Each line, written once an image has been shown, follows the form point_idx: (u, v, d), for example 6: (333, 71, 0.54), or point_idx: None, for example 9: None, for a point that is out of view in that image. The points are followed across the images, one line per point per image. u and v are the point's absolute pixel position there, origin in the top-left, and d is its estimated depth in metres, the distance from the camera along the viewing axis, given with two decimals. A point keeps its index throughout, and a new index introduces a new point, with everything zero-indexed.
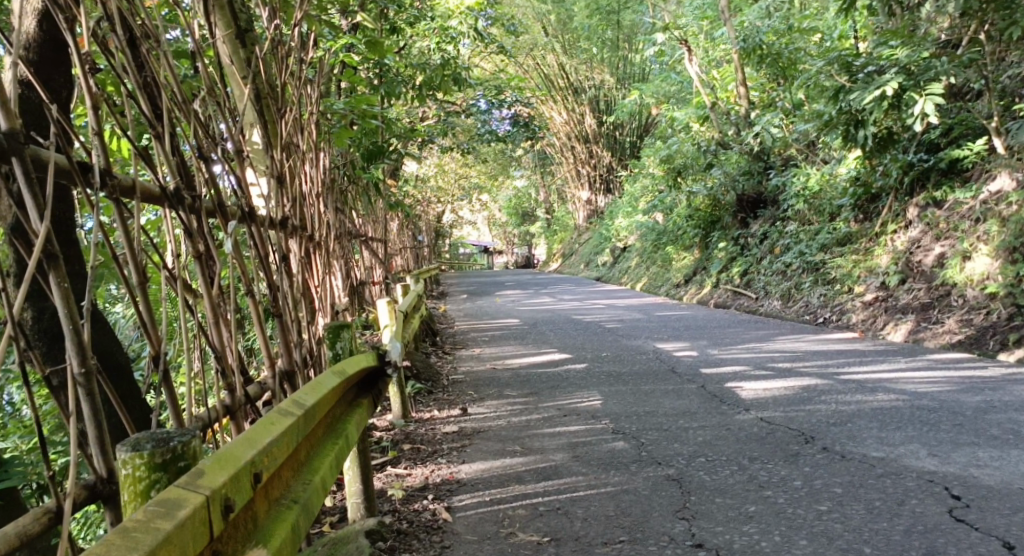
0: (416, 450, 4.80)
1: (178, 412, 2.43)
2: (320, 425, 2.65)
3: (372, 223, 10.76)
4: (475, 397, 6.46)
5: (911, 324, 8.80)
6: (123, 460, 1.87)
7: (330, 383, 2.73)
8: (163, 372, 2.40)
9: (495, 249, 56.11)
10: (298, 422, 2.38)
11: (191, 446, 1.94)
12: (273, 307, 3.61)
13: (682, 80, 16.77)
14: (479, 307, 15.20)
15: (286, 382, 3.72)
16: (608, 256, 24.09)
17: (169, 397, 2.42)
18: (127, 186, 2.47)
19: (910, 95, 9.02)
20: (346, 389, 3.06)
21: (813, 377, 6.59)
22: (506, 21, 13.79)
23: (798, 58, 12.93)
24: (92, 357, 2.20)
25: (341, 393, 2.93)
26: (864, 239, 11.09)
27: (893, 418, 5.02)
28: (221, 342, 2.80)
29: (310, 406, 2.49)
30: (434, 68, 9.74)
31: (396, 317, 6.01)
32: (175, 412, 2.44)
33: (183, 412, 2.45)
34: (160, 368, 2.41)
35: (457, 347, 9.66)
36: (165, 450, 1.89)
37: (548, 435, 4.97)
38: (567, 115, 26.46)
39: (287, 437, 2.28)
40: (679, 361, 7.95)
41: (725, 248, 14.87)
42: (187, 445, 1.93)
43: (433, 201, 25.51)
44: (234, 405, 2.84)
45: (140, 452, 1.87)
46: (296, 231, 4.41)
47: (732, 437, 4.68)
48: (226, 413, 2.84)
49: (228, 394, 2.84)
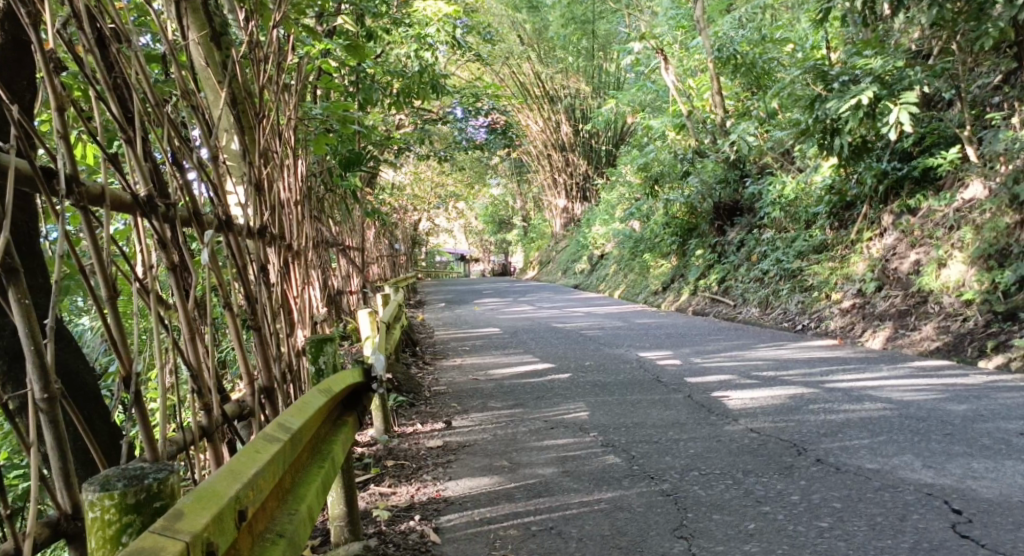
0: (400, 467, 4.65)
1: (151, 441, 2.28)
2: (305, 449, 2.51)
3: (349, 232, 10.57)
4: (458, 409, 6.32)
5: (890, 331, 8.75)
6: (90, 502, 1.75)
7: (316, 403, 2.59)
8: (134, 393, 2.25)
9: (472, 257, 55.90)
10: (283, 449, 2.23)
11: (169, 483, 1.82)
12: (252, 321, 3.44)
13: (658, 89, 16.74)
14: (457, 316, 15.04)
15: (265, 398, 3.56)
16: (585, 264, 24.01)
17: (140, 419, 2.26)
18: (95, 194, 2.32)
19: (886, 104, 8.92)
20: (331, 408, 2.91)
21: (798, 386, 6.51)
22: (482, 29, 13.70)
23: (772, 68, 12.88)
24: (56, 382, 2.06)
25: (326, 413, 2.80)
26: (841, 246, 11.06)
27: (883, 428, 4.93)
28: (197, 358, 2.64)
29: (296, 429, 2.35)
30: (411, 76, 9.57)
31: (378, 329, 5.86)
32: (147, 439, 2.28)
33: (156, 437, 2.29)
34: (131, 388, 2.25)
35: (437, 358, 9.50)
36: (139, 489, 1.77)
37: (536, 449, 4.84)
38: (543, 123, 26.38)
39: (272, 466, 2.15)
40: (663, 369, 7.85)
41: (702, 256, 14.82)
42: (163, 482, 1.81)
43: (409, 210, 25.30)
44: (210, 425, 2.68)
45: (110, 492, 1.75)
46: (274, 242, 4.25)
47: (724, 449, 4.58)
48: (202, 436, 2.68)
49: (204, 414, 2.68)
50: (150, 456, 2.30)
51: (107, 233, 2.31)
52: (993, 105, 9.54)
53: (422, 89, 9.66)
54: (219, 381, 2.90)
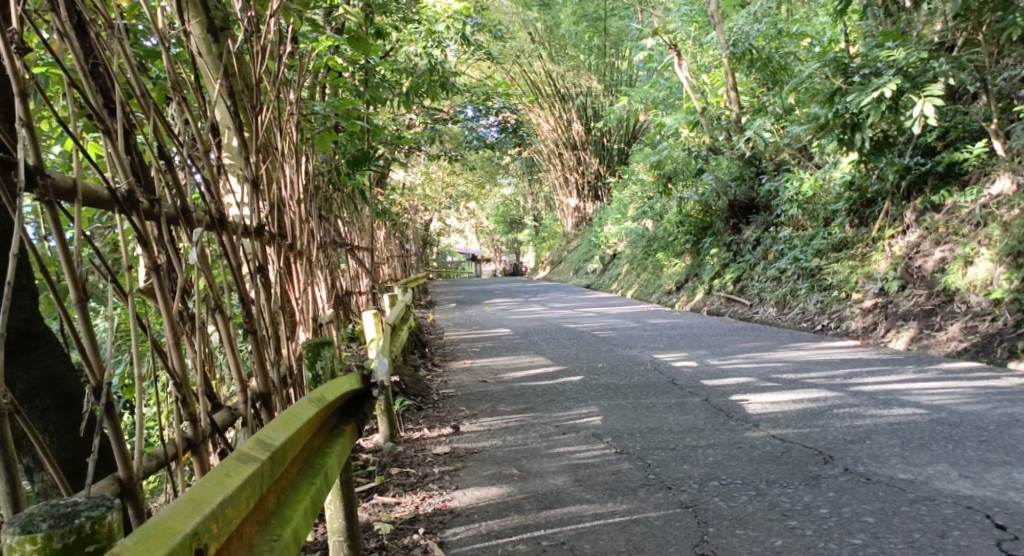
0: (405, 475, 4.45)
1: (124, 456, 2.11)
2: (292, 463, 2.31)
3: (358, 232, 10.38)
4: (468, 413, 6.12)
5: (914, 331, 8.50)
6: (10, 544, 1.66)
7: (304, 414, 2.39)
8: (104, 405, 2.08)
9: (483, 258, 55.71)
10: (263, 468, 2.04)
11: (103, 521, 1.73)
12: (246, 325, 3.25)
13: (671, 86, 16.49)
14: (468, 317, 14.83)
15: (262, 406, 3.35)
16: (598, 263, 23.78)
17: (112, 433, 2.08)
18: (65, 187, 2.13)
19: (909, 97, 8.73)
20: (325, 417, 2.71)
21: (822, 389, 6.28)
22: (493, 26, 13.52)
23: (789, 62, 12.71)
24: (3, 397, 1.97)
25: (319, 426, 2.59)
26: (862, 244, 10.81)
27: (915, 434, 4.70)
28: (181, 366, 2.44)
29: (278, 445, 2.14)
30: (420, 73, 9.37)
31: (383, 332, 5.66)
32: (120, 455, 2.11)
33: (129, 452, 2.12)
34: (100, 400, 2.08)
35: (446, 359, 9.31)
36: (67, 530, 1.69)
37: (548, 456, 4.63)
38: (554, 122, 26.20)
39: (249, 487, 1.95)
40: (678, 372, 7.63)
41: (717, 254, 14.59)
42: (96, 521, 1.73)
43: (420, 210, 25.13)
44: (197, 436, 2.48)
45: (32, 535, 1.67)
46: (274, 241, 4.05)
47: (745, 457, 4.36)
48: (186, 448, 2.48)
49: (190, 425, 2.46)
50: (124, 473, 2.12)
51: (79, 231, 2.11)
52: (1020, 98, 9.29)
53: (432, 86, 9.49)
54: (207, 390, 2.70)
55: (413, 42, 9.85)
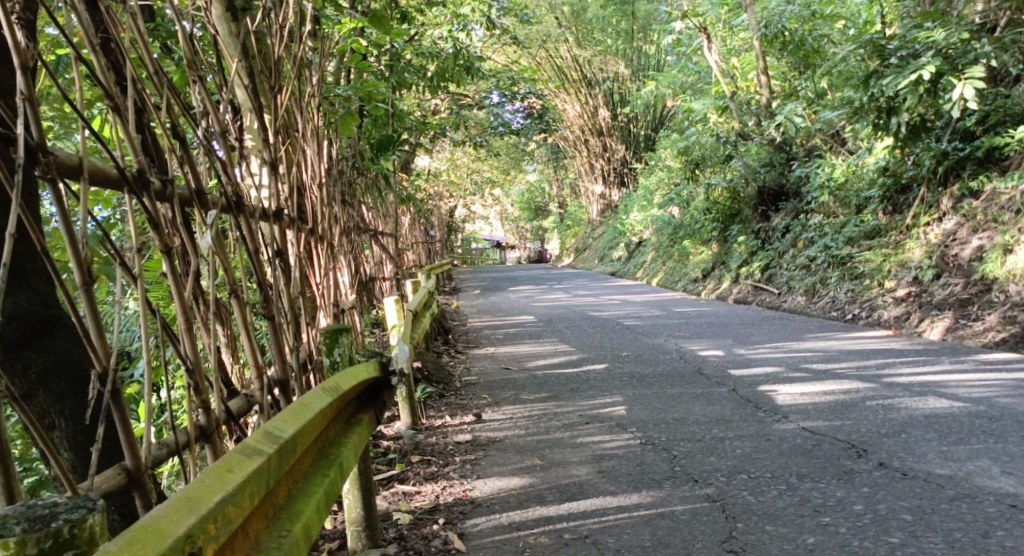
0: (425, 463, 4.37)
1: (130, 442, 2.04)
2: (305, 455, 2.23)
3: (381, 218, 10.34)
4: (491, 401, 6.02)
5: (949, 321, 8.31)
6: None
7: (316, 405, 2.30)
8: (111, 393, 2.01)
9: (508, 244, 55.63)
10: (272, 462, 1.95)
11: (89, 524, 1.58)
12: (264, 311, 3.17)
13: (700, 70, 16.26)
14: (493, 303, 14.75)
15: (281, 394, 3.27)
16: (624, 251, 23.59)
17: (117, 424, 2.01)
18: (68, 164, 2.04)
19: (949, 80, 8.53)
20: (341, 406, 2.63)
21: (855, 380, 6.14)
22: (520, 11, 13.39)
23: (822, 45, 12.63)
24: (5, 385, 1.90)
25: (333, 417, 2.51)
26: (894, 233, 10.59)
27: (953, 428, 4.57)
28: (193, 352, 2.36)
29: (287, 437, 2.06)
30: (446, 57, 9.30)
31: (405, 318, 5.58)
32: (127, 443, 2.05)
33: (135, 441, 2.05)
34: (106, 389, 2.01)
35: (471, 346, 9.24)
36: (48, 534, 1.53)
37: (571, 447, 4.54)
38: (581, 107, 26.03)
39: (256, 484, 1.86)
40: (705, 361, 7.50)
41: (744, 242, 14.37)
42: (79, 524, 1.57)
43: (445, 196, 25.07)
44: (210, 423, 2.39)
45: (9, 539, 1.52)
46: (295, 225, 3.96)
47: (774, 450, 4.24)
48: (199, 436, 2.39)
49: (203, 413, 2.37)
50: (131, 462, 2.05)
51: (85, 211, 2.02)
52: None
53: (457, 70, 9.40)
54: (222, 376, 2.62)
55: (439, 25, 9.77)
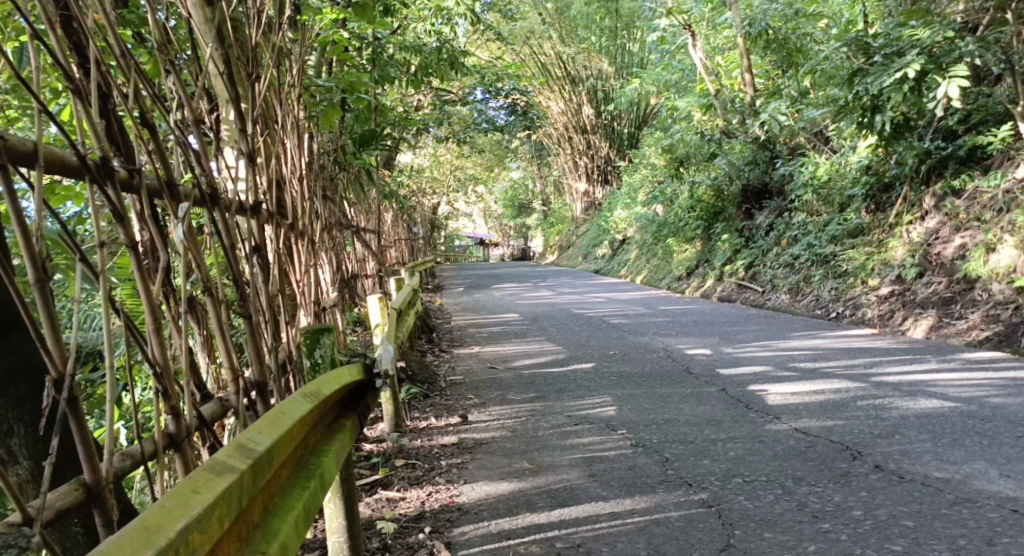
0: (410, 467, 4.25)
1: (88, 452, 1.93)
2: (283, 466, 2.10)
3: (364, 214, 10.20)
4: (476, 402, 5.90)
5: (933, 320, 8.26)
6: None
7: (295, 413, 2.17)
8: (65, 400, 1.89)
9: (491, 241, 55.47)
10: (246, 478, 1.83)
11: None
12: (241, 310, 3.06)
13: (684, 68, 16.18)
14: (476, 301, 14.62)
15: (260, 396, 3.13)
16: (607, 249, 23.52)
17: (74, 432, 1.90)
18: (21, 149, 1.93)
19: (934, 78, 8.50)
20: (323, 411, 2.50)
21: (844, 379, 6.05)
22: (504, 6, 13.27)
23: (805, 44, 12.59)
24: None
25: (314, 424, 2.38)
26: (878, 231, 10.55)
27: (946, 428, 4.49)
28: (160, 354, 2.22)
29: (263, 451, 1.92)
30: (430, 52, 9.17)
31: (389, 317, 5.44)
32: (85, 455, 1.93)
33: (92, 451, 1.93)
34: (60, 396, 1.89)
35: (454, 345, 9.11)
36: None
37: (560, 449, 4.43)
38: (565, 104, 25.94)
39: (226, 505, 1.73)
40: (693, 360, 7.40)
41: (728, 240, 14.31)
42: None
43: (427, 193, 24.89)
44: (179, 432, 2.25)
45: None
46: (275, 220, 3.85)
47: (768, 452, 4.14)
48: (168, 444, 2.26)
49: (172, 419, 2.24)
50: (90, 475, 1.94)
51: (39, 200, 1.90)
52: None
53: (440, 65, 9.26)
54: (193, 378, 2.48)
55: (423, 19, 9.63)
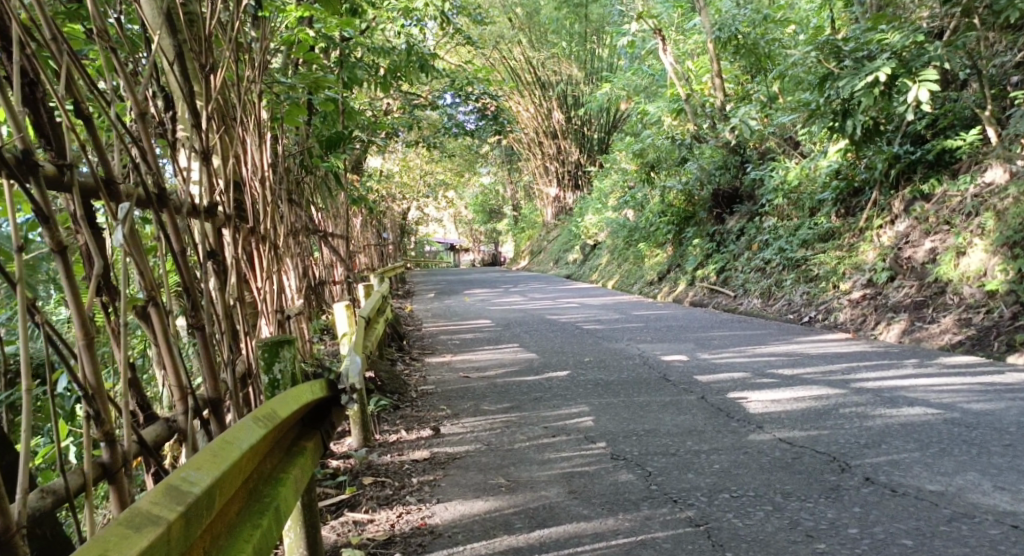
0: (379, 486, 4.03)
1: None
2: (231, 501, 1.91)
3: (331, 219, 9.95)
4: (448, 413, 5.69)
5: (905, 324, 8.18)
6: None
7: (244, 442, 1.97)
8: None
9: (461, 247, 55.22)
10: (179, 525, 1.63)
11: None
12: (192, 322, 2.88)
13: (654, 73, 16.11)
14: (447, 307, 14.41)
15: (214, 414, 2.93)
16: (578, 254, 23.38)
17: None
18: None
19: (904, 82, 8.45)
20: (281, 434, 2.30)
21: (823, 386, 5.90)
22: (473, 9, 13.10)
23: (774, 49, 12.56)
24: None
25: (269, 452, 2.18)
26: (849, 235, 10.47)
27: (933, 437, 4.34)
28: (90, 372, 2.01)
29: (201, 491, 1.72)
30: (399, 54, 8.97)
31: (356, 325, 5.21)
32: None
33: None
34: None
35: (425, 352, 8.90)
36: None
37: (537, 465, 4.24)
38: (535, 109, 25.78)
39: None
40: (669, 366, 7.24)
41: (699, 245, 14.23)
42: None
43: (397, 198, 24.64)
44: (114, 461, 2.05)
45: None
46: (234, 224, 3.67)
47: (753, 464, 3.99)
48: (100, 475, 2.05)
49: (106, 448, 2.03)
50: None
51: None
52: (1013, 85, 9.06)
53: (409, 68, 9.06)
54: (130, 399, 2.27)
55: (392, 20, 9.43)
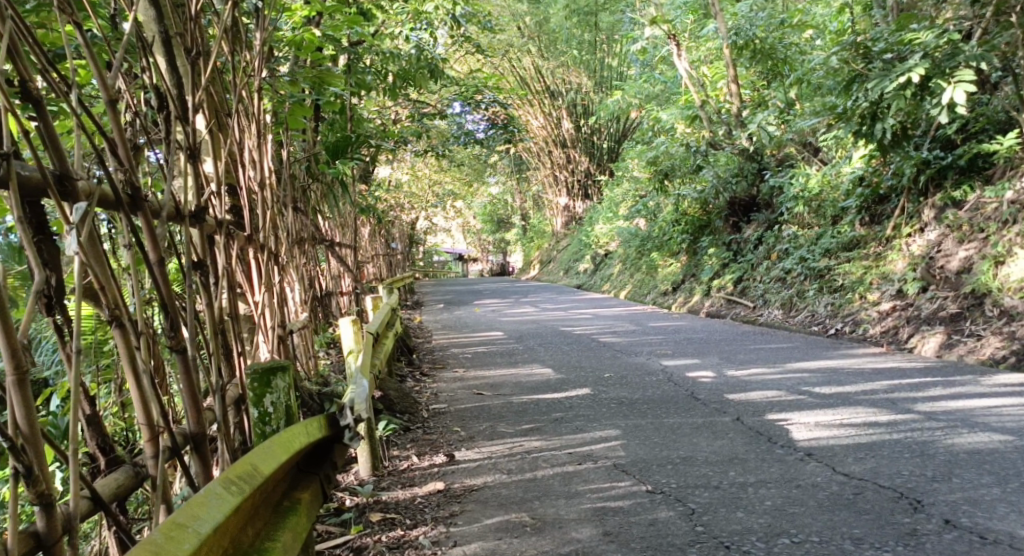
0: (390, 524, 3.62)
1: None
2: None
3: (338, 228, 9.55)
4: (463, 435, 5.24)
5: (943, 337, 7.67)
6: None
7: (207, 517, 1.67)
8: None
9: (469, 257, 54.83)
10: None
11: None
12: (170, 342, 2.46)
13: (667, 79, 15.70)
14: (458, 318, 13.95)
15: (195, 450, 2.53)
16: (588, 263, 22.92)
17: None
18: None
19: (938, 83, 7.90)
20: (265, 494, 1.99)
21: (870, 407, 5.44)
22: (483, 15, 12.61)
23: (791, 54, 12.08)
24: None
25: (252, 519, 1.90)
26: (874, 243, 9.99)
27: (1010, 468, 3.87)
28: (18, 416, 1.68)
29: None
30: (409, 59, 8.54)
31: (363, 341, 4.77)
32: None
33: None
34: None
35: (435, 367, 8.47)
36: None
37: (566, 498, 3.81)
38: (545, 119, 25.36)
39: None
40: (696, 384, 6.77)
41: (715, 254, 13.75)
42: None
43: (405, 208, 24.18)
44: (51, 530, 1.73)
45: None
46: (225, 231, 3.27)
47: (811, 500, 3.55)
48: (35, 548, 1.73)
49: (40, 513, 1.71)
50: None
51: None
52: None
53: (419, 74, 8.62)
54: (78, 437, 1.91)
55: (400, 23, 8.99)
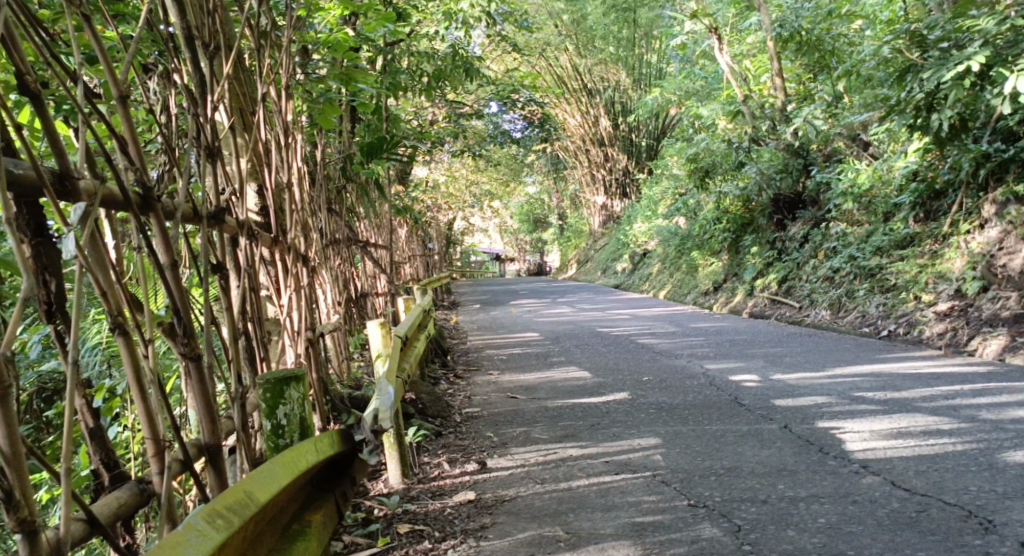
0: (417, 538, 3.43)
1: None
2: None
3: (375, 228, 9.41)
4: (496, 441, 5.04)
5: (1005, 340, 7.31)
6: None
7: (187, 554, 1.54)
8: None
9: (506, 257, 54.62)
10: None
11: None
12: (185, 350, 2.27)
13: (708, 75, 15.35)
14: (494, 319, 13.75)
15: (210, 461, 2.34)
16: (627, 263, 22.58)
17: None
18: None
19: (999, 72, 7.52)
20: (256, 528, 1.83)
21: (930, 414, 5.14)
22: (520, 13, 12.37)
23: (839, 46, 11.70)
24: None
25: (244, 549, 1.77)
26: (929, 241, 9.61)
27: None
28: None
29: None
30: (444, 56, 8.29)
31: (391, 344, 4.61)
32: None
33: None
34: None
35: (471, 369, 8.29)
36: None
37: (602, 511, 3.59)
38: (583, 116, 25.12)
39: None
40: (742, 388, 6.51)
41: (759, 253, 13.42)
42: None
43: (443, 208, 24.03)
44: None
45: None
46: (249, 231, 3.08)
47: (869, 517, 3.30)
48: None
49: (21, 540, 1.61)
50: None
51: None
52: None
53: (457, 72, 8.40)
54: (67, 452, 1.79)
55: (434, 22, 8.81)
